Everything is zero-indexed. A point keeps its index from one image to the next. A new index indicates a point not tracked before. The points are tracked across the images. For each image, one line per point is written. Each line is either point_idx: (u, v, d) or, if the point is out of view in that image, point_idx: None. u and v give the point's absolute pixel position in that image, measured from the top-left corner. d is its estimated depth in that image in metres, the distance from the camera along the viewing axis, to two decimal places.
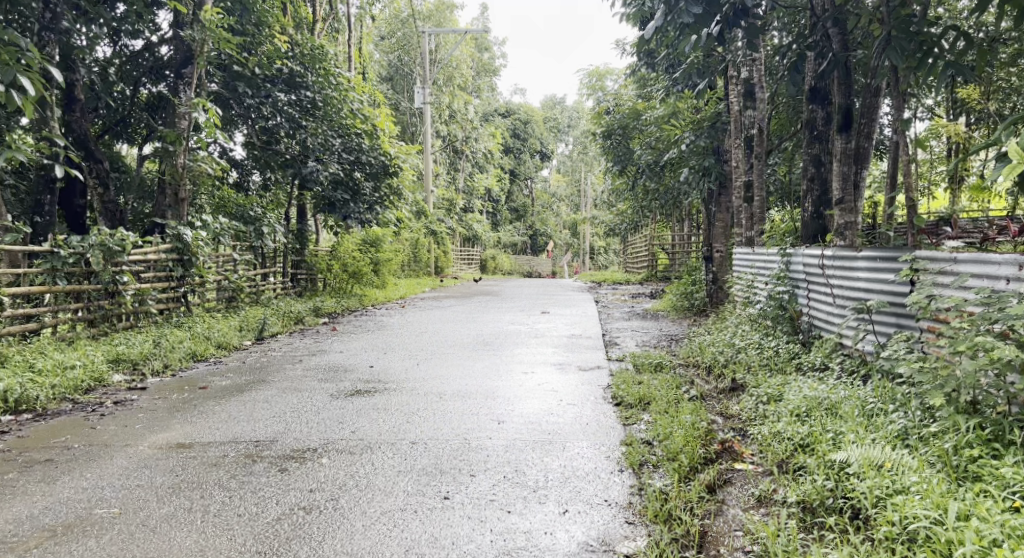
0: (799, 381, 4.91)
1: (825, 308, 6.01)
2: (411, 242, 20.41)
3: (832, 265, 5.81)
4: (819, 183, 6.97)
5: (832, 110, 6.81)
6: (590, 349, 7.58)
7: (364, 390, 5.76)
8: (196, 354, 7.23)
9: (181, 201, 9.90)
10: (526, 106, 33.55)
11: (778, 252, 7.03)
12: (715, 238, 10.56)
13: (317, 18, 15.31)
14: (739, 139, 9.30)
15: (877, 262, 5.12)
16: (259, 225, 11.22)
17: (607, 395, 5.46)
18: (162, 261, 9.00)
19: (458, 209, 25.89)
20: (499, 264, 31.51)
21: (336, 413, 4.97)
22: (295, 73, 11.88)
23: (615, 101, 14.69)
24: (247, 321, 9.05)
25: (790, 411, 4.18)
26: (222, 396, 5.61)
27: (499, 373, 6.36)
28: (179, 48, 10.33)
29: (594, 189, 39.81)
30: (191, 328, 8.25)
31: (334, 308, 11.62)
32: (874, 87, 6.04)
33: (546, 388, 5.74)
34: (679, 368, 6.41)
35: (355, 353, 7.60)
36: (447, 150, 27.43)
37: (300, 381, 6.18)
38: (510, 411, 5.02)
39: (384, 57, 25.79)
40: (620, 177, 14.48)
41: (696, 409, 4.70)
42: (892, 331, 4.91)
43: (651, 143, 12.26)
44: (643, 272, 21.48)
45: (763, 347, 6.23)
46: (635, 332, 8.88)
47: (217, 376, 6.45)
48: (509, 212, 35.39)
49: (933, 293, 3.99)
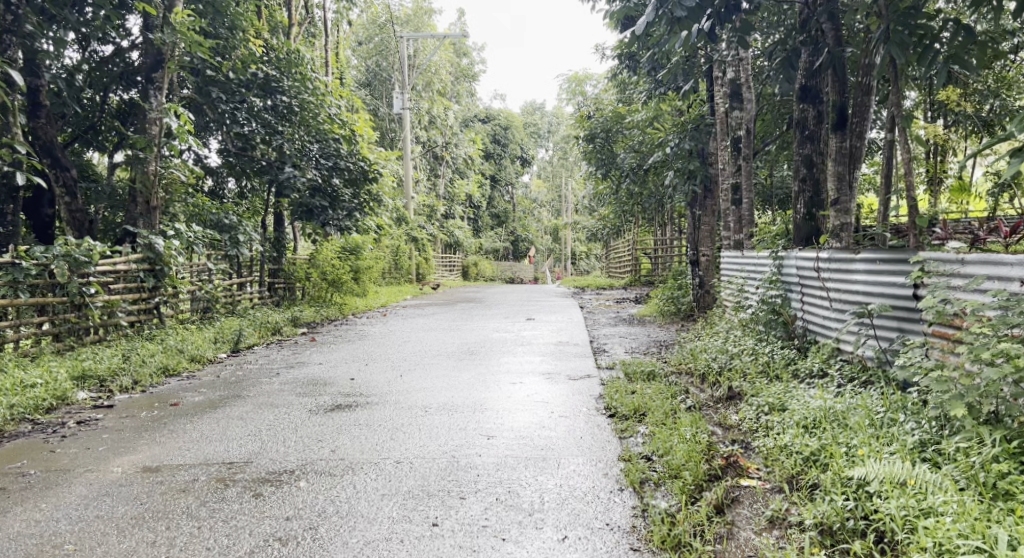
0: (800, 389, 4.71)
1: (821, 312, 5.83)
2: (391, 250, 20.07)
3: (828, 268, 5.63)
4: (812, 184, 6.78)
5: (824, 109, 6.65)
6: (579, 357, 7.36)
7: (345, 404, 5.48)
8: (167, 369, 6.90)
9: (153, 209, 9.52)
10: (506, 111, 33.38)
11: (770, 255, 6.85)
12: (701, 242, 10.38)
13: (293, 22, 15.03)
14: (725, 141, 9.15)
15: (876, 264, 4.95)
16: (234, 233, 10.95)
17: (600, 406, 5.24)
18: (133, 272, 8.65)
19: (438, 215, 25.59)
20: (481, 271, 31.17)
21: (315, 431, 4.69)
22: (270, 78, 11.63)
23: (596, 105, 14.55)
24: (222, 332, 8.73)
25: (794, 422, 3.98)
26: (195, 413, 5.30)
27: (485, 383, 6.12)
28: (149, 51, 9.80)
29: (575, 194, 39.65)
30: (163, 341, 7.91)
31: (313, 318, 11.29)
32: (867, 86, 5.90)
33: (535, 399, 5.50)
34: (672, 376, 6.20)
35: (335, 365, 7.31)
36: (427, 156, 27.13)
37: (277, 396, 5.89)
38: (499, 425, 4.77)
39: (362, 62, 25.49)
40: (602, 181, 14.33)
41: (695, 420, 4.49)
42: (895, 336, 4.75)
43: (634, 146, 12.11)
44: (626, 277, 21.34)
45: (757, 353, 6.04)
46: (623, 338, 8.68)
47: (190, 391, 6.14)
48: (490, 217, 35.11)
49: (947, 296, 3.80)
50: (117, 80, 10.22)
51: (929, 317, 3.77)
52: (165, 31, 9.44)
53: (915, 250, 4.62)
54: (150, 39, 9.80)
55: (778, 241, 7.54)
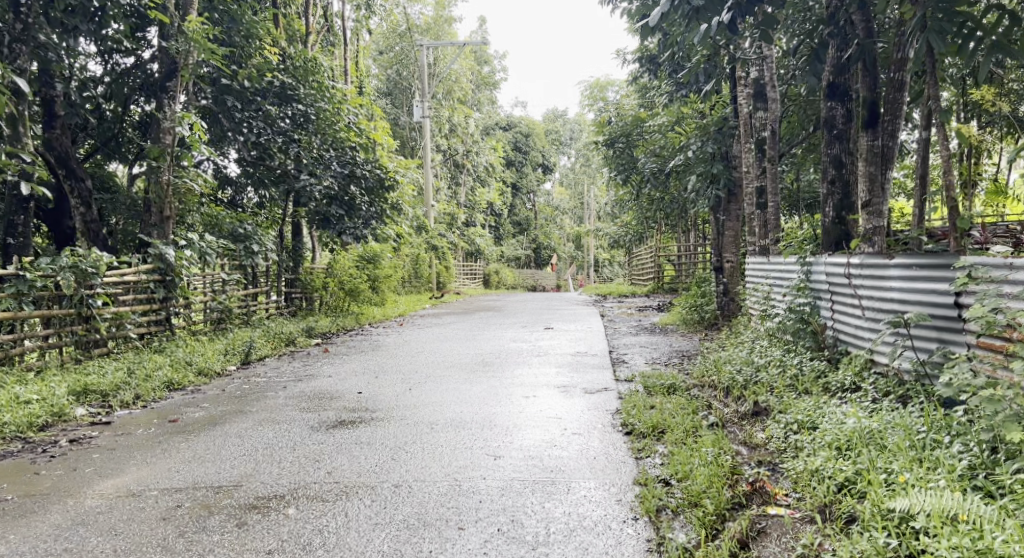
0: (832, 405, 4.37)
1: (852, 321, 5.47)
2: (411, 259, 19.87)
3: (860, 275, 5.28)
4: (841, 186, 6.41)
5: (852, 107, 6.29)
6: (597, 369, 7.03)
7: (348, 421, 5.23)
8: (172, 383, 6.68)
9: (167, 218, 9.36)
10: (527, 119, 33.22)
11: (797, 261, 6.50)
12: (725, 247, 10.03)
13: (311, 31, 14.97)
14: (749, 142, 8.81)
15: (912, 270, 4.61)
16: (249, 242, 10.70)
17: (616, 422, 4.93)
18: (142, 283, 8.49)
19: (459, 223, 25.40)
20: (502, 279, 30.93)
21: (314, 450, 4.46)
22: (285, 86, 11.50)
23: (617, 110, 14.28)
24: (233, 344, 8.54)
25: (825, 442, 3.65)
26: (192, 430, 5.10)
27: (497, 398, 5.84)
28: (164, 60, 9.73)
29: (598, 201, 39.32)
30: (172, 354, 7.76)
31: (328, 328, 11.09)
32: (898, 80, 5.53)
33: (548, 415, 5.21)
34: (694, 389, 5.87)
35: (345, 377, 7.08)
36: (448, 164, 26.95)
37: (280, 411, 5.66)
38: (508, 444, 4.49)
39: (383, 72, 25.44)
40: (624, 187, 14.04)
41: (718, 439, 4.17)
42: (934, 347, 4.41)
43: (656, 150, 11.80)
44: (649, 284, 20.99)
45: (785, 365, 5.69)
46: (644, 348, 8.35)
47: (192, 406, 5.93)
48: (512, 225, 34.81)
49: (1000, 306, 3.48)
50: (136, 91, 10.14)
51: (977, 327, 3.47)
52: (178, 39, 9.33)
53: (956, 256, 4.27)
54: (165, 48, 9.69)
55: (806, 246, 7.17)
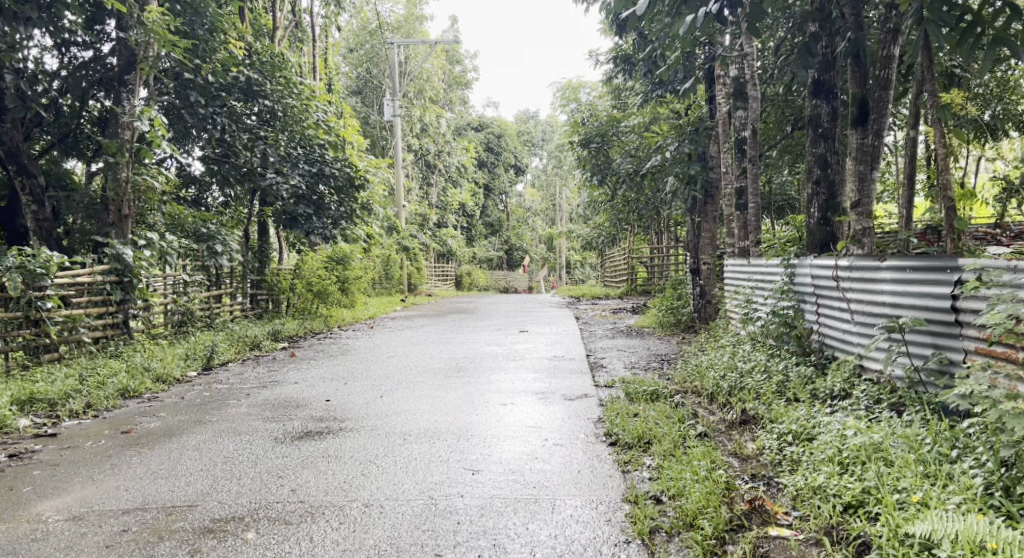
0: (826, 415, 4.17)
1: (840, 326, 5.29)
2: (381, 259, 19.42)
3: (849, 278, 5.09)
4: (826, 186, 6.24)
5: (839, 105, 6.13)
6: (576, 374, 6.79)
7: (314, 431, 4.92)
8: (127, 390, 6.28)
9: (125, 217, 8.89)
10: (499, 119, 32.97)
11: (780, 264, 6.32)
12: (702, 249, 9.86)
13: (278, 25, 14.53)
14: (728, 143, 8.64)
15: (905, 272, 4.43)
16: (212, 243, 10.30)
17: (599, 432, 4.69)
18: (98, 285, 8.05)
19: (431, 224, 25.00)
20: (474, 280, 30.61)
21: (277, 465, 4.15)
22: (252, 81, 11.07)
23: (591, 110, 14.09)
24: (194, 349, 8.14)
25: (825, 457, 3.47)
26: (146, 442, 4.76)
27: (472, 406, 5.55)
28: (121, 52, 9.35)
29: (570, 202, 39.18)
30: (128, 359, 7.33)
31: (295, 331, 10.70)
32: (884, 80, 5.47)
33: (527, 424, 4.95)
34: (677, 396, 5.65)
35: (312, 384, 6.74)
36: (419, 164, 26.56)
37: (242, 421, 5.31)
38: (486, 456, 4.23)
39: (353, 70, 24.96)
40: (598, 187, 13.84)
41: (708, 451, 3.95)
42: (929, 353, 4.24)
43: (631, 151, 11.62)
44: (622, 285, 20.85)
45: (770, 370, 5.50)
46: (622, 352, 8.15)
47: (148, 415, 5.56)
48: (484, 226, 34.45)
49: (1019, 313, 3.33)
50: (96, 87, 9.70)
51: (997, 334, 3.35)
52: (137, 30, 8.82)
53: (956, 258, 4.07)
54: (123, 39, 9.24)
55: (789, 247, 6.99)
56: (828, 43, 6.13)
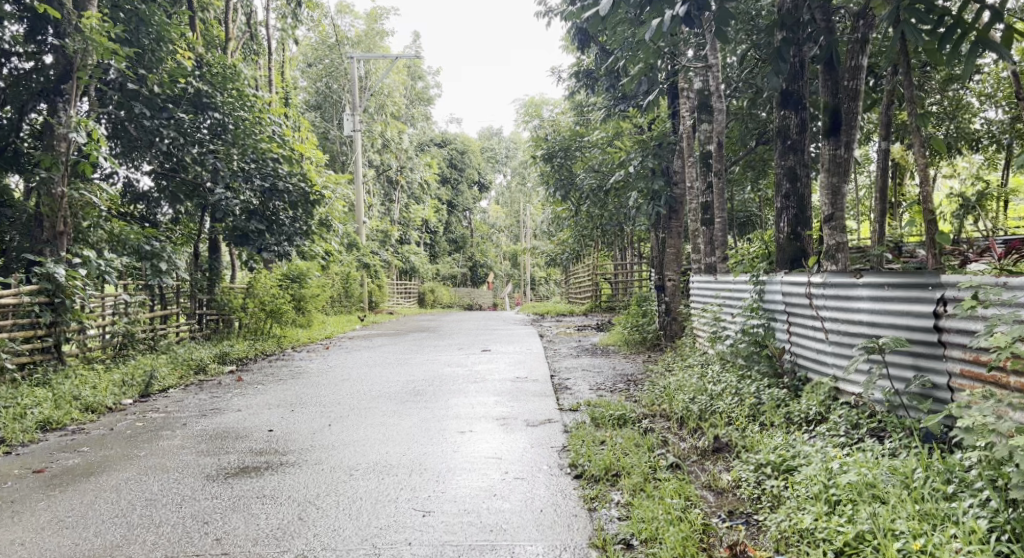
0: (804, 442, 3.91)
1: (813, 346, 5.01)
2: (341, 277, 18.89)
3: (823, 296, 4.82)
4: (795, 200, 6.00)
5: (806, 116, 5.94)
6: (539, 397, 6.42)
7: (251, 466, 4.49)
8: (48, 423, 5.78)
9: (61, 234, 8.25)
10: (463, 135, 32.72)
11: (749, 280, 6.05)
12: (666, 266, 9.60)
13: (231, 36, 14.05)
14: (691, 158, 8.44)
15: (885, 288, 4.17)
16: (157, 261, 9.64)
17: (563, 462, 4.35)
18: (24, 307, 7.50)
19: (393, 240, 24.52)
20: (438, 297, 30.10)
21: (205, 507, 3.73)
22: (201, 93, 10.58)
23: (554, 125, 13.88)
24: (132, 374, 7.62)
25: (811, 493, 3.23)
26: (60, 481, 4.30)
27: (428, 434, 5.16)
28: (59, 60, 8.63)
29: (534, 218, 38.97)
30: (56, 387, 6.80)
31: (245, 353, 10.17)
32: (854, 90, 5.37)
33: (487, 455, 4.56)
34: (644, 420, 5.34)
35: (256, 411, 6.27)
36: (381, 180, 26.10)
37: (172, 456, 4.83)
38: (441, 492, 3.87)
39: (311, 84, 24.46)
40: (561, 203, 13.58)
41: (681, 486, 3.67)
42: (911, 376, 3.99)
43: (595, 165, 11.36)
44: (586, 302, 20.57)
45: (741, 392, 5.23)
46: (587, 372, 7.82)
47: (68, 451, 5.07)
48: (447, 243, 33.99)
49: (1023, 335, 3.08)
50: (38, 99, 9.02)
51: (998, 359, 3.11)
52: (73, 37, 8.27)
53: (938, 274, 3.82)
54: (59, 47, 8.50)
55: (758, 263, 6.75)
56: (796, 52, 5.93)
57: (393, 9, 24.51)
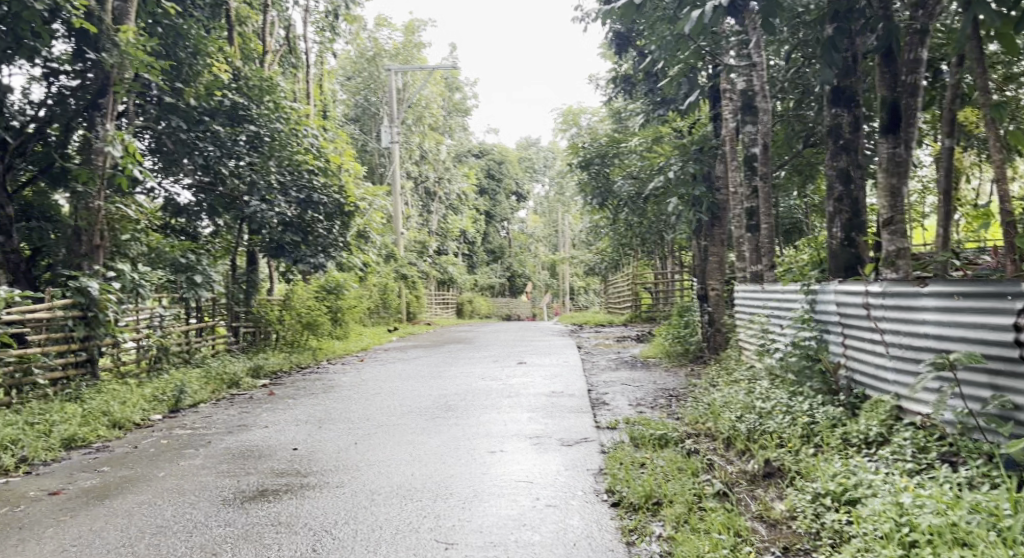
0: (868, 470, 3.54)
1: (872, 361, 4.60)
2: (378, 289, 18.80)
3: (882, 307, 4.41)
4: (849, 204, 5.62)
5: (861, 114, 5.58)
6: (575, 414, 6.10)
7: (269, 490, 4.26)
8: (73, 439, 5.66)
9: (97, 247, 8.18)
10: (501, 146, 32.56)
11: (800, 289, 5.63)
12: (710, 274, 9.19)
13: (269, 50, 14.07)
14: (735, 162, 8.07)
15: (954, 298, 3.77)
16: (192, 273, 9.71)
17: (600, 488, 4.03)
18: (58, 321, 7.41)
19: (431, 251, 24.39)
20: (476, 308, 29.91)
21: (216, 537, 3.50)
22: (237, 105, 10.59)
23: (592, 132, 13.57)
24: (162, 387, 7.52)
25: (880, 532, 2.93)
26: (74, 505, 4.12)
27: (457, 454, 4.88)
28: (98, 75, 8.46)
29: (573, 228, 38.60)
30: (86, 402, 6.70)
31: (279, 366, 10.04)
32: (913, 85, 5.07)
33: (517, 479, 4.26)
34: (688, 440, 4.98)
35: (282, 429, 6.07)
36: (419, 192, 26.08)
37: (191, 477, 4.63)
38: (466, 522, 3.58)
39: (350, 97, 24.53)
40: (600, 212, 13.25)
41: (730, 519, 3.35)
42: (988, 395, 3.56)
43: (634, 172, 11.01)
44: (626, 313, 20.10)
45: (792, 410, 4.84)
46: (626, 386, 7.47)
47: (87, 471, 4.91)
48: (486, 253, 33.82)
49: None
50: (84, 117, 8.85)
51: None
52: (110, 52, 8.14)
53: (1019, 283, 3.35)
54: (98, 61, 8.31)
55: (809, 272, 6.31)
56: (849, 46, 5.58)
57: (431, 21, 24.50)
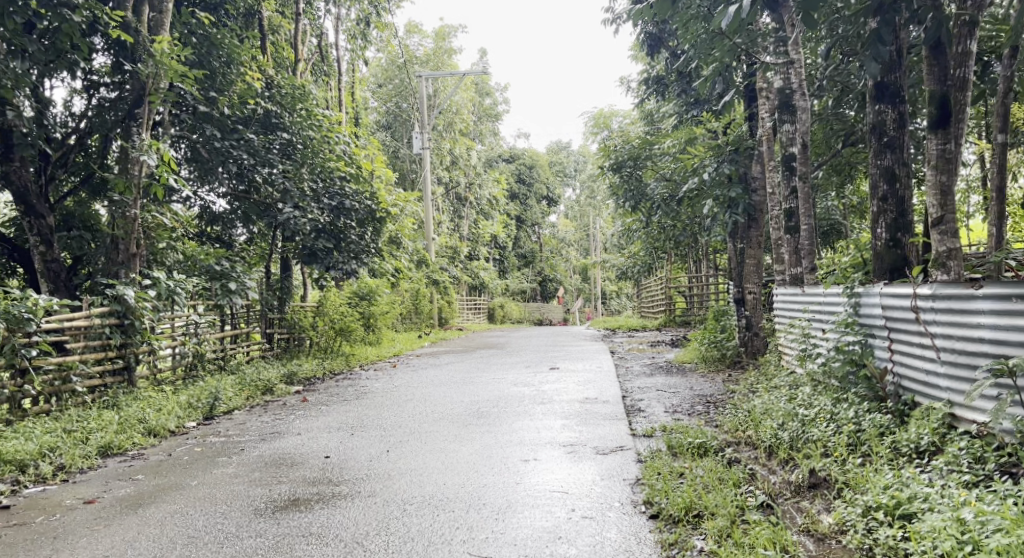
0: (922, 481, 3.37)
1: (921, 366, 4.40)
2: (410, 294, 18.82)
3: (933, 310, 4.21)
4: (895, 202, 5.40)
5: (906, 110, 5.37)
6: (610, 421, 5.97)
7: (301, 499, 4.21)
8: (110, 447, 5.68)
9: (134, 255, 8.28)
10: (531, 151, 32.49)
11: (842, 291, 5.42)
12: (747, 277, 8.98)
13: (300, 59, 14.16)
14: (773, 162, 7.87)
15: (1013, 300, 3.60)
16: (226, 281, 9.53)
17: (637, 498, 3.90)
18: (95, 328, 7.46)
19: (463, 257, 24.38)
20: (507, 313, 29.84)
21: (247, 548, 3.47)
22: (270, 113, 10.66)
23: (624, 133, 13.42)
24: (197, 394, 7.55)
25: (942, 550, 2.80)
26: (108, 514, 4.12)
27: (490, 463, 4.78)
28: (133, 84, 8.57)
29: (604, 231, 38.36)
30: (123, 410, 6.74)
31: (313, 372, 10.06)
32: (964, 77, 4.87)
33: (551, 489, 4.15)
34: (727, 448, 4.82)
35: (314, 436, 6.03)
36: (450, 197, 26.09)
37: (224, 486, 4.61)
38: (500, 534, 3.49)
39: (382, 104, 24.64)
40: (632, 215, 13.09)
41: (777, 534, 3.22)
42: None
43: (667, 173, 10.84)
44: (660, 316, 19.87)
45: (837, 417, 4.65)
46: (662, 392, 7.32)
47: (123, 479, 4.92)
48: (517, 258, 33.75)
49: None
50: (121, 127, 8.96)
51: None
52: (146, 62, 8.16)
53: None
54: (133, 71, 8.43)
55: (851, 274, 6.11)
56: (894, 40, 5.38)
57: (461, 26, 24.53)
